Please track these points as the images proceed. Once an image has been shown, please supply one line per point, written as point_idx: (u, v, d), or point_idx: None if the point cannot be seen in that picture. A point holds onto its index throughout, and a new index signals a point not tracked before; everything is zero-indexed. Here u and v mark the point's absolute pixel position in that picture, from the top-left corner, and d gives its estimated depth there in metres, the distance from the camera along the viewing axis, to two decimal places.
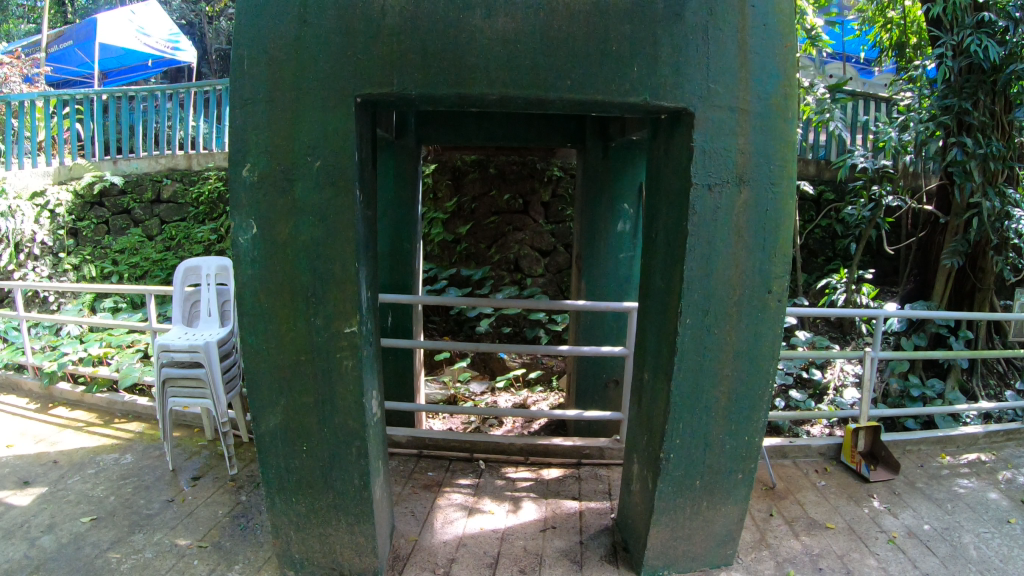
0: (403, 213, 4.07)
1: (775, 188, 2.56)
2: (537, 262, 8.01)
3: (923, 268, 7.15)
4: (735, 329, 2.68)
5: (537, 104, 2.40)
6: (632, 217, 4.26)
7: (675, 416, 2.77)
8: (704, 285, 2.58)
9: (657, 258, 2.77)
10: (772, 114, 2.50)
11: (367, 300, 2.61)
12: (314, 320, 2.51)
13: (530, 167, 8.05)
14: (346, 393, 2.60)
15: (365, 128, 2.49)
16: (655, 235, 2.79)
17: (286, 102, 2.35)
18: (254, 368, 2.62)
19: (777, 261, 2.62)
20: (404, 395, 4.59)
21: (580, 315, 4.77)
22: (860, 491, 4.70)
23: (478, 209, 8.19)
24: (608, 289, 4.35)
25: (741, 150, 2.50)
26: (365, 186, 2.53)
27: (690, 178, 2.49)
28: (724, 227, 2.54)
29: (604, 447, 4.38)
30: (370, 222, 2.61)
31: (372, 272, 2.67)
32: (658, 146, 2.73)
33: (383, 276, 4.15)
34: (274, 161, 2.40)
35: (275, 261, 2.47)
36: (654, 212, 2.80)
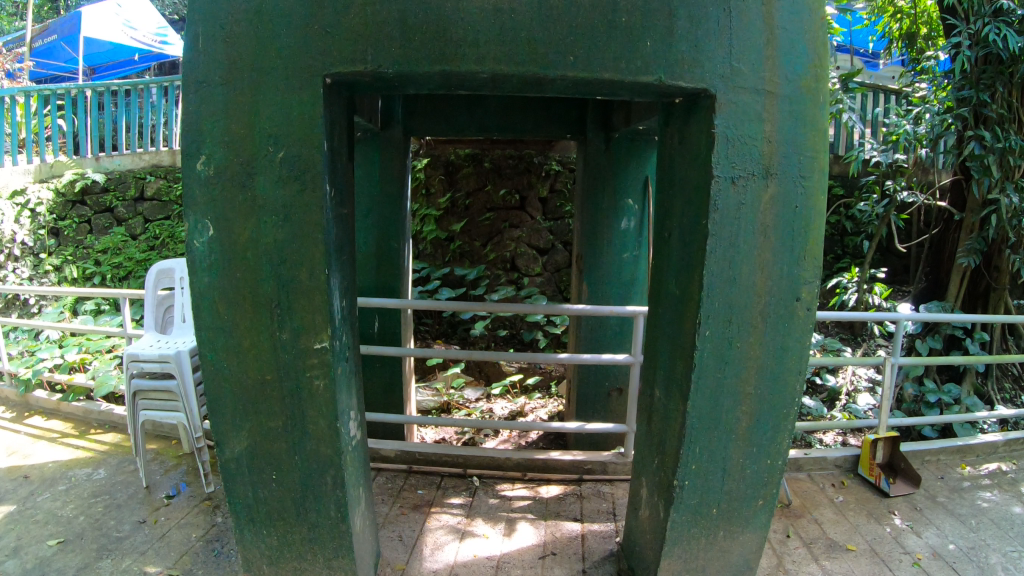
0: (388, 210, 3.75)
1: (804, 179, 2.25)
2: (535, 261, 7.64)
3: (936, 266, 6.86)
4: (760, 342, 2.38)
5: (535, 84, 2.09)
6: (637, 214, 3.95)
7: (692, 439, 2.46)
8: (725, 293, 2.27)
9: (670, 260, 2.46)
10: (801, 98, 2.20)
11: (341, 310, 2.29)
12: (279, 335, 2.19)
13: (526, 162, 7.71)
14: (318, 417, 2.29)
15: (337, 113, 2.17)
16: (667, 235, 2.48)
17: (245, 84, 2.04)
18: (215, 387, 2.32)
19: (806, 264, 2.33)
20: (392, 406, 4.26)
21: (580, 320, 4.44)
22: (880, 507, 4.40)
23: (472, 204, 7.86)
24: (611, 292, 4.05)
25: (768, 138, 2.19)
26: (339, 180, 2.22)
27: (709, 169, 2.18)
28: (750, 226, 2.23)
29: (607, 462, 4.06)
30: (345, 220, 2.29)
31: (348, 277, 2.36)
32: (671, 133, 2.42)
33: (366, 278, 3.84)
34: (232, 152, 2.09)
35: (235, 267, 2.16)
36: (666, 207, 2.49)
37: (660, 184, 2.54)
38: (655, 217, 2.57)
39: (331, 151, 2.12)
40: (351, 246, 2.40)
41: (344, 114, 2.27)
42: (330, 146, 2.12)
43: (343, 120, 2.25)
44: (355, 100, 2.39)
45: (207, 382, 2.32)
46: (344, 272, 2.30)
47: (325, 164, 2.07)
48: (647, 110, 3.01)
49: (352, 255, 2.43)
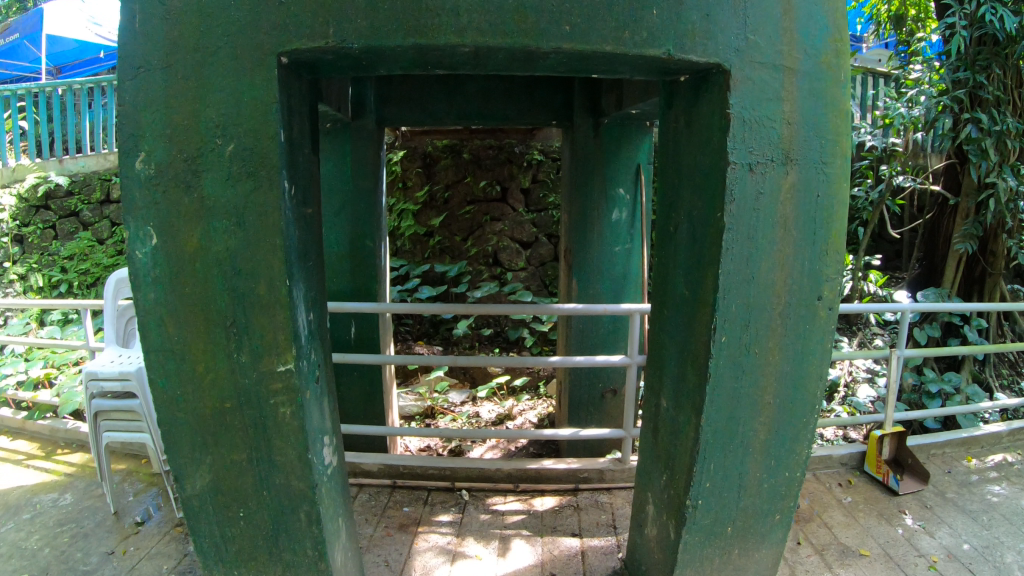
0: (363, 207, 3.47)
1: (825, 165, 2.01)
2: (518, 255, 7.35)
3: (931, 252, 6.64)
4: (778, 346, 2.14)
5: (526, 60, 1.81)
6: (629, 205, 3.68)
7: (705, 457, 2.22)
8: (742, 294, 2.03)
9: (676, 256, 2.22)
10: (821, 74, 1.96)
11: (308, 325, 2.02)
12: (237, 357, 1.93)
13: (507, 152, 7.41)
14: (286, 446, 2.02)
15: (296, 98, 1.90)
16: (671, 227, 2.24)
17: (188, 67, 1.77)
18: (169, 415, 2.05)
19: (828, 259, 2.10)
20: (373, 417, 3.99)
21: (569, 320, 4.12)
22: (890, 507, 4.20)
23: (452, 197, 7.54)
24: (603, 288, 3.77)
25: (786, 119, 1.94)
26: (301, 176, 1.94)
27: (720, 154, 1.94)
28: (768, 218, 1.98)
29: (603, 469, 3.81)
30: (309, 221, 2.02)
31: (315, 285, 2.08)
32: (675, 113, 2.17)
33: (341, 282, 3.56)
34: (175, 148, 1.82)
35: (183, 279, 1.89)
36: (670, 197, 2.24)
37: (661, 171, 2.28)
38: (656, 207, 2.32)
39: (290, 143, 1.85)
40: (318, 251, 2.13)
41: (305, 100, 1.98)
42: (289, 137, 1.85)
43: (303, 107, 1.97)
44: (317, 84, 2.10)
45: (160, 411, 2.05)
46: (310, 280, 2.03)
47: (282, 158, 1.79)
48: (644, 88, 2.74)
49: (320, 260, 2.16)
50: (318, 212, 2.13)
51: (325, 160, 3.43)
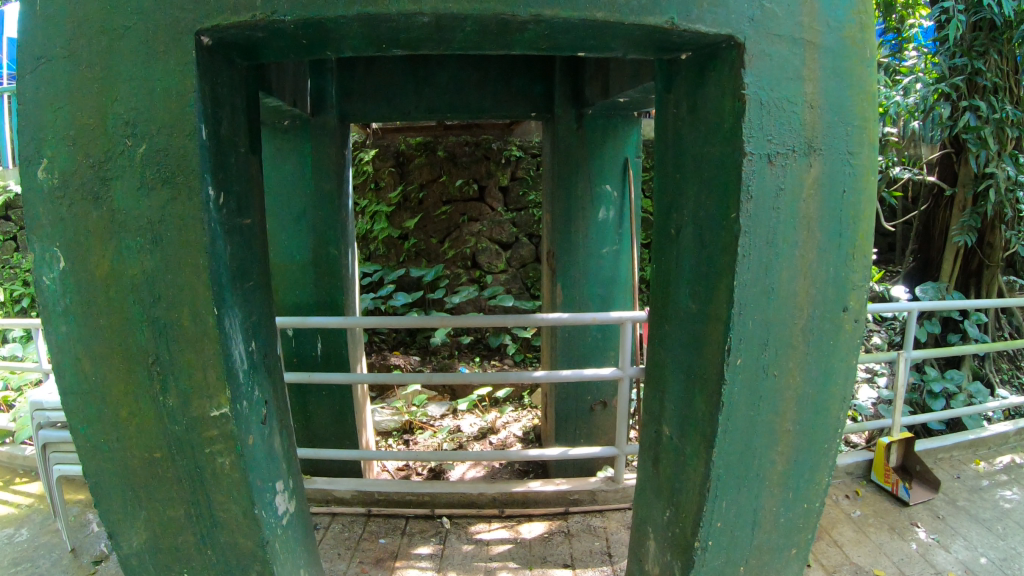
0: (326, 212, 3.14)
1: (852, 155, 1.73)
2: (498, 257, 7.04)
3: (926, 243, 6.20)
4: (799, 366, 1.86)
5: (503, 34, 1.51)
6: (617, 203, 3.32)
7: (718, 494, 1.93)
8: (760, 309, 1.74)
9: (679, 262, 1.92)
10: (845, 49, 1.68)
11: (249, 358, 1.70)
12: (163, 400, 1.61)
13: (483, 149, 7.03)
14: (228, 500, 1.71)
15: (226, 88, 1.58)
16: (673, 227, 1.93)
17: (92, 51, 1.45)
18: (96, 464, 1.75)
19: (854, 265, 1.82)
20: (346, 438, 3.67)
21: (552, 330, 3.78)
22: (901, 520, 3.94)
23: (426, 198, 7.16)
24: (591, 295, 3.40)
25: (808, 102, 1.66)
26: (234, 182, 1.62)
27: (733, 144, 1.64)
28: (790, 218, 1.70)
29: (595, 490, 3.51)
30: (247, 233, 1.70)
31: (257, 308, 1.77)
32: (676, 97, 1.87)
33: (305, 293, 3.25)
34: (80, 152, 1.50)
35: (96, 309, 1.58)
36: (669, 193, 1.94)
37: (660, 163, 1.98)
38: (654, 205, 2.02)
39: (217, 142, 1.53)
40: (261, 269, 1.81)
41: (238, 90, 1.66)
42: (214, 136, 1.52)
43: (236, 99, 1.64)
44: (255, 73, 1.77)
45: (86, 457, 1.76)
46: (250, 305, 1.71)
47: (205, 161, 1.47)
48: (635, 68, 2.44)
49: (265, 278, 1.85)
50: (260, 223, 1.81)
51: (284, 161, 3.11)
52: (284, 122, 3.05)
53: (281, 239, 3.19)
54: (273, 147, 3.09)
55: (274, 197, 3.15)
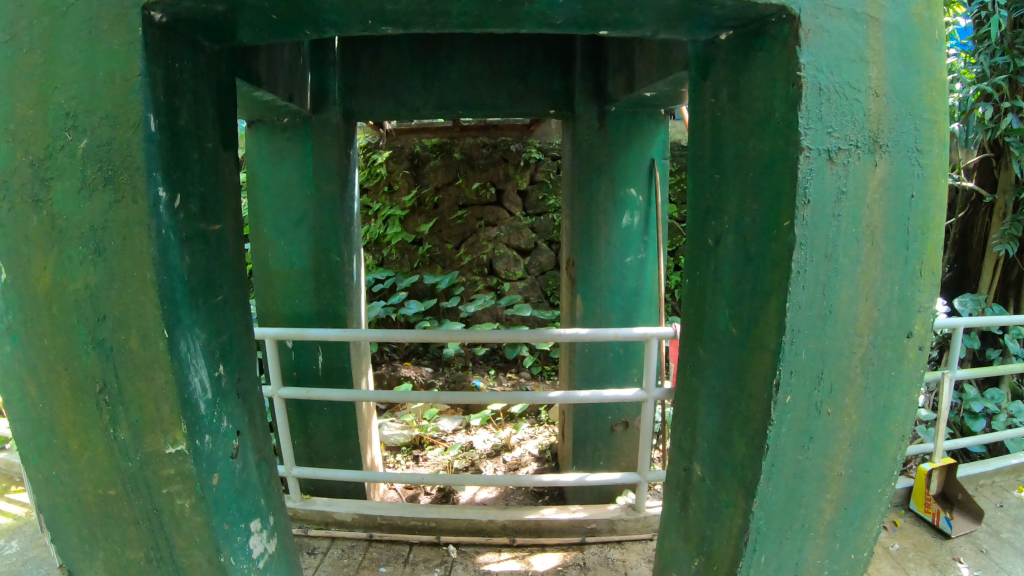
0: (327, 216, 2.91)
1: (920, 154, 1.48)
2: (515, 263, 6.78)
3: (964, 253, 5.74)
4: (855, 401, 1.60)
5: (516, 5, 1.26)
6: (641, 208, 3.04)
7: (759, 548, 1.66)
8: (815, 336, 1.48)
9: (710, 276, 1.66)
10: (913, 29, 1.42)
11: (214, 384, 1.46)
12: (113, 435, 1.38)
13: (501, 151, 6.80)
14: (191, 549, 1.47)
15: (187, 71, 1.36)
16: (706, 236, 1.67)
17: (27, 27, 1.23)
18: (46, 504, 1.53)
19: (920, 282, 1.57)
20: (348, 457, 3.44)
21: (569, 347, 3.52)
22: (943, 555, 3.64)
23: (442, 202, 6.92)
24: (613, 308, 3.12)
25: (873, 90, 1.40)
26: (196, 179, 1.40)
27: (784, 141, 1.39)
28: (851, 227, 1.44)
29: (614, 519, 3.26)
30: (213, 240, 1.47)
31: (227, 326, 1.54)
32: (712, 86, 1.61)
33: (304, 303, 3.03)
34: (15, 145, 1.27)
35: (37, 328, 1.35)
36: (701, 195, 1.68)
37: (691, 162, 1.73)
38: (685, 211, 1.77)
39: (171, 133, 1.30)
40: (235, 280, 1.58)
41: (206, 76, 1.43)
42: (169, 126, 1.29)
43: (201, 84, 1.41)
44: (230, 56, 1.54)
45: (34, 494, 1.53)
46: (217, 324, 1.48)
47: (154, 154, 1.24)
48: (664, 56, 2.18)
49: (239, 290, 1.62)
50: (232, 227, 1.58)
51: (283, 160, 2.90)
52: (284, 119, 2.85)
53: (281, 244, 2.99)
54: (272, 146, 2.90)
55: (275, 199, 2.95)
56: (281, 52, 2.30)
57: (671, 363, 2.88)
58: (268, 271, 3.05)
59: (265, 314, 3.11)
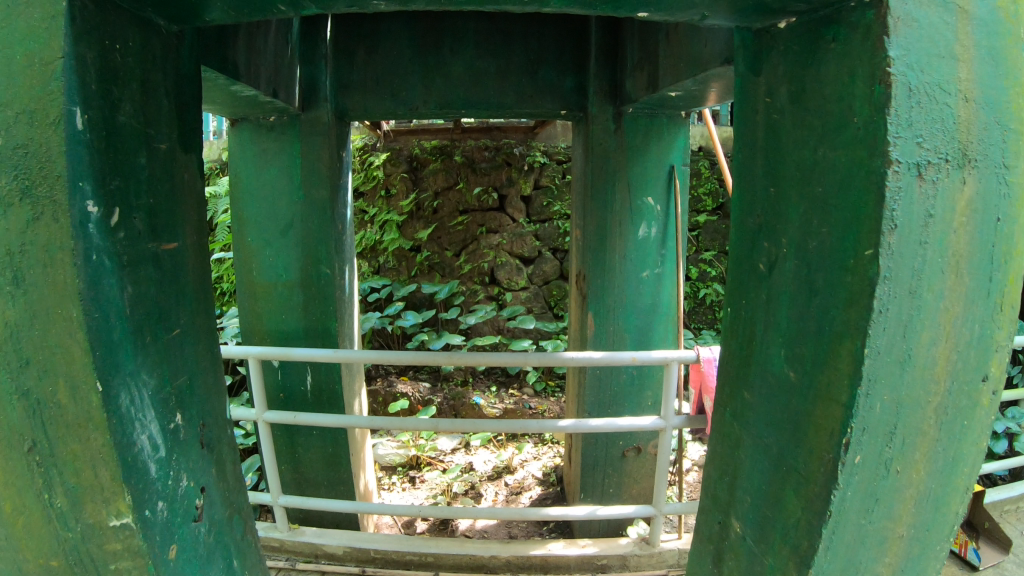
0: (317, 224, 2.66)
1: (1007, 170, 1.21)
2: (518, 272, 5.46)
3: None
4: (927, 457, 1.34)
5: None
6: (660, 218, 2.76)
7: None
8: (891, 383, 1.23)
9: (761, 306, 1.41)
10: (1004, 22, 1.17)
11: (161, 437, 1.21)
12: (50, 502, 1.09)
13: (504, 154, 5.50)
14: None
15: (133, 53, 1.12)
16: (756, 258, 1.42)
17: None
18: None
19: (1006, 321, 1.31)
20: (339, 483, 3.19)
21: (576, 370, 3.26)
22: None
23: (442, 207, 5.56)
24: (627, 327, 2.83)
25: (962, 94, 1.15)
26: (143, 190, 1.16)
27: (862, 148, 1.14)
28: (937, 257, 1.19)
29: (627, 555, 3.00)
30: (164, 264, 1.23)
31: (182, 364, 1.31)
32: (766, 83, 1.37)
33: (291, 319, 2.77)
34: None
35: None
36: (751, 211, 1.43)
37: (736, 172, 1.48)
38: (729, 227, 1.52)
39: (108, 131, 1.06)
40: (190, 310, 1.34)
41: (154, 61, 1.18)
42: (105, 124, 1.05)
43: (151, 72, 1.18)
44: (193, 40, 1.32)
45: None
46: (168, 363, 1.24)
47: (83, 160, 1.00)
48: (695, 50, 1.92)
49: (198, 320, 1.38)
50: (191, 246, 1.33)
51: (270, 163, 2.65)
52: (270, 116, 2.60)
53: (266, 254, 2.73)
54: (257, 147, 2.65)
55: (260, 206, 2.70)
56: (262, 40, 2.05)
57: (705, 388, 2.53)
58: (252, 283, 2.79)
59: (249, 331, 2.85)
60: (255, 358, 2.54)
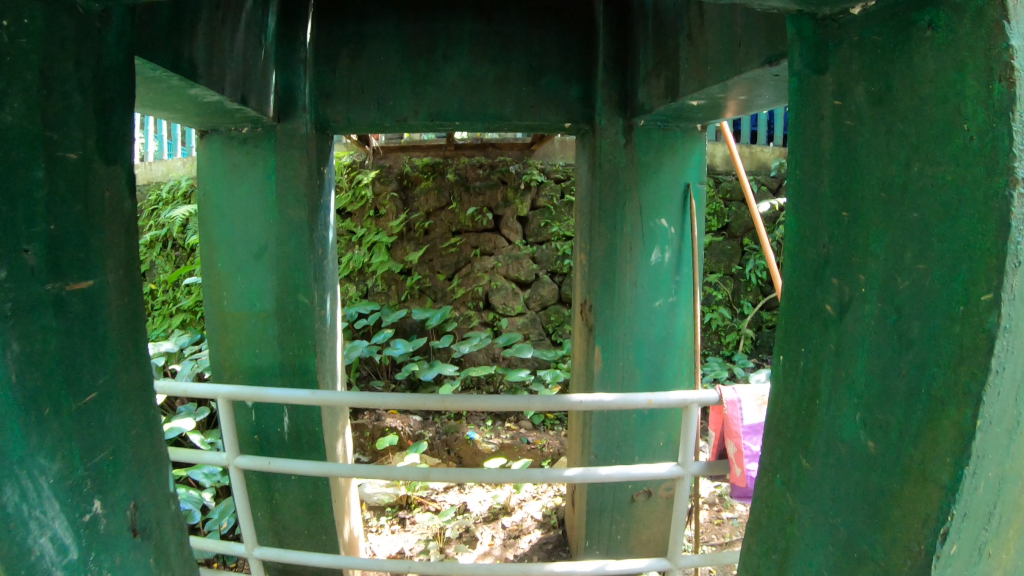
0: (293, 248, 2.37)
1: None
2: (514, 298, 4.90)
3: None
4: (1020, 536, 1.07)
5: None
6: (673, 242, 2.50)
7: None
8: (997, 457, 0.96)
9: (827, 356, 1.15)
10: None
11: (65, 541, 1.02)
12: None
13: (500, 171, 4.94)
14: None
15: (34, 28, 0.95)
16: (820, 296, 1.16)
17: None
18: None
19: None
20: (320, 534, 2.88)
21: (576, 414, 2.96)
22: None
23: (434, 227, 4.98)
24: (638, 362, 2.52)
25: None
26: (37, 213, 0.96)
27: (973, 161, 0.89)
28: None
29: None
30: (69, 308, 1.02)
31: (103, 434, 1.11)
32: (833, 81, 1.12)
33: (265, 354, 2.48)
34: None
35: None
36: (814, 238, 1.17)
37: (793, 192, 1.23)
38: (783, 258, 1.26)
39: None
40: (111, 366, 1.12)
41: (60, 46, 1.00)
42: None
43: (59, 56, 0.99)
44: (123, 20, 1.15)
45: None
46: (78, 439, 1.05)
47: None
48: (725, 47, 1.68)
49: (120, 377, 1.14)
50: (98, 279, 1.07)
51: (243, 180, 2.38)
52: (243, 127, 2.35)
53: (237, 281, 2.45)
54: (228, 161, 2.38)
55: (232, 228, 2.42)
56: (225, 41, 1.80)
57: (737, 428, 2.23)
58: (222, 313, 2.50)
59: (219, 367, 2.56)
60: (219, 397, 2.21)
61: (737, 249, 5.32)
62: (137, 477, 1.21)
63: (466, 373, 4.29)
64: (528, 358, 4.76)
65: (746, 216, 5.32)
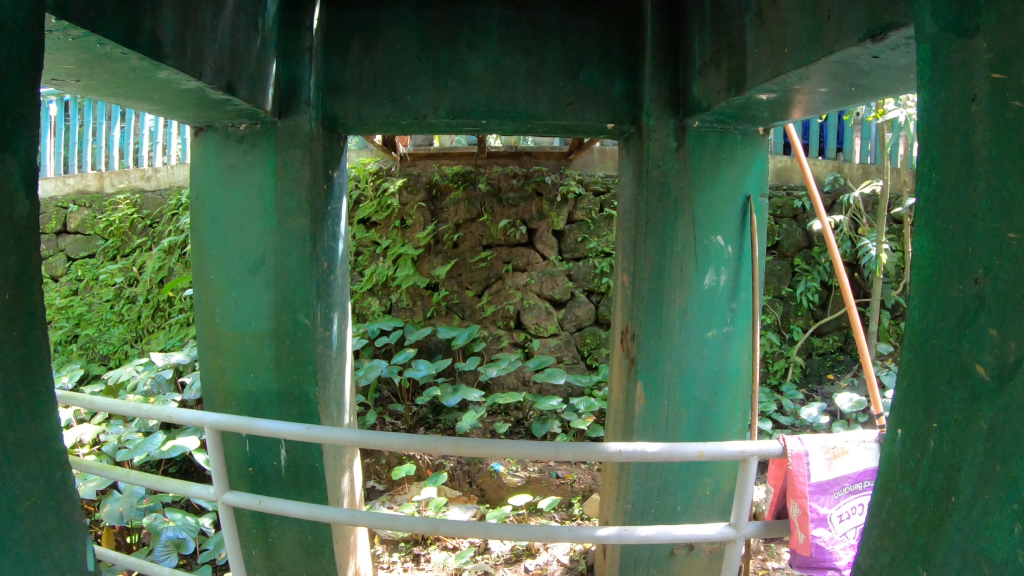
0: (293, 261, 2.09)
1: None
2: (547, 317, 4.57)
3: None
4: None
5: None
6: (730, 263, 2.16)
7: None
8: None
9: (976, 437, 0.83)
10: None
11: None
12: None
13: (534, 182, 4.64)
14: None
15: None
16: (966, 351, 0.85)
17: None
18: None
19: None
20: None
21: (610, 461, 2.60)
22: None
23: (463, 241, 4.69)
24: (687, 402, 2.17)
25: None
26: None
27: None
28: None
29: None
30: None
31: None
32: (989, 47, 0.80)
33: (261, 380, 2.18)
34: None
35: None
36: (964, 267, 0.85)
37: (931, 201, 0.91)
38: (908, 297, 0.94)
39: None
40: None
41: None
42: None
43: None
44: None
45: None
46: None
47: None
48: (808, 22, 1.36)
49: None
50: None
51: (239, 183, 2.11)
52: (240, 124, 2.09)
53: (232, 297, 2.17)
54: (224, 162, 2.13)
55: (226, 238, 2.15)
56: (205, 19, 1.55)
57: (803, 486, 1.86)
58: (214, 331, 2.21)
59: (211, 393, 2.27)
60: (202, 427, 1.92)
61: (787, 270, 4.92)
62: (16, 550, 0.94)
63: (492, 399, 3.95)
64: (560, 386, 4.41)
65: (797, 234, 4.94)
